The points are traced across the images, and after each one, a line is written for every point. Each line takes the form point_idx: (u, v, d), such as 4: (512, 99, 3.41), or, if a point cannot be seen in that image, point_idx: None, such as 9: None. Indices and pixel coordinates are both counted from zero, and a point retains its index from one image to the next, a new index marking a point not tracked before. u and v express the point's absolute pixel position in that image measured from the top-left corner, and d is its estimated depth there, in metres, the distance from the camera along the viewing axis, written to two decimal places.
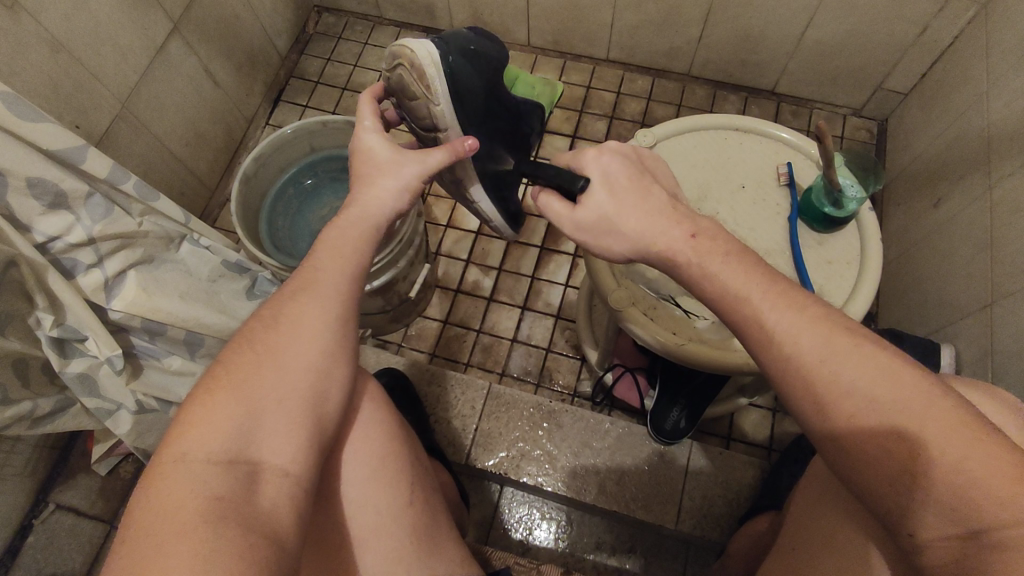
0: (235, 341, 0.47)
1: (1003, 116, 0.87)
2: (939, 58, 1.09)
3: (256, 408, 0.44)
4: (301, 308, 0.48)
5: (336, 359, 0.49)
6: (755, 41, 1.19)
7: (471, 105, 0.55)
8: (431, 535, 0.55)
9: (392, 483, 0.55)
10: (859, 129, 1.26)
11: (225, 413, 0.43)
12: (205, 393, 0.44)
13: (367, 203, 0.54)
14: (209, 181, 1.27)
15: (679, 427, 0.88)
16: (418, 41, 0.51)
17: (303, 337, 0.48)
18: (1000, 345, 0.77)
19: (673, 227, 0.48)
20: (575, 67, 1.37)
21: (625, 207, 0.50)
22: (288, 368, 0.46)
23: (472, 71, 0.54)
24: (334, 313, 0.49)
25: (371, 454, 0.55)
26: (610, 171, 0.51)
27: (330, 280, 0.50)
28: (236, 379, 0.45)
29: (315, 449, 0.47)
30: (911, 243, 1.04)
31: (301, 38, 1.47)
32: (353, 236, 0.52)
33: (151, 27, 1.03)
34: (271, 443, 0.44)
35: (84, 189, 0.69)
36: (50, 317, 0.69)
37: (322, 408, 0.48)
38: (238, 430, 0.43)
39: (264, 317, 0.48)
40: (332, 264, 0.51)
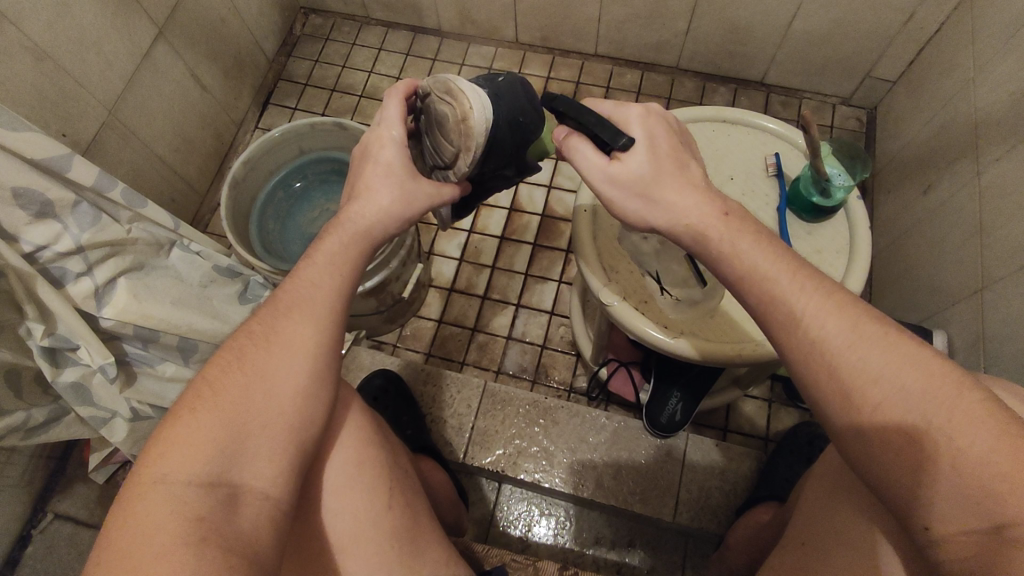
0: (224, 356, 0.47)
1: (991, 101, 0.87)
2: (925, 45, 1.09)
3: (241, 428, 0.44)
4: (295, 328, 0.48)
5: (322, 380, 0.49)
6: (743, 33, 1.19)
7: (490, 162, 0.57)
8: (415, 537, 0.55)
9: (372, 488, 0.55)
10: (849, 118, 1.27)
11: (209, 433, 0.43)
12: (189, 412, 0.43)
13: (356, 214, 0.53)
14: (199, 186, 1.27)
15: (675, 420, 0.86)
16: (478, 104, 0.51)
17: (290, 359, 0.47)
18: (990, 330, 0.77)
19: (703, 203, 0.48)
20: (564, 63, 1.37)
21: (663, 171, 0.49)
22: (276, 389, 0.46)
23: (506, 140, 0.55)
24: (326, 333, 0.50)
25: (348, 460, 0.55)
26: (653, 135, 0.51)
27: (320, 303, 0.50)
28: (222, 399, 0.44)
29: (297, 467, 0.47)
30: (901, 230, 1.04)
31: (289, 39, 1.46)
32: (344, 252, 0.52)
33: (135, 33, 1.03)
34: (254, 465, 0.44)
35: (70, 197, 0.68)
36: (41, 327, 0.69)
37: (308, 429, 0.48)
38: (221, 451, 0.43)
39: (255, 333, 0.48)
40: (321, 284, 0.51)
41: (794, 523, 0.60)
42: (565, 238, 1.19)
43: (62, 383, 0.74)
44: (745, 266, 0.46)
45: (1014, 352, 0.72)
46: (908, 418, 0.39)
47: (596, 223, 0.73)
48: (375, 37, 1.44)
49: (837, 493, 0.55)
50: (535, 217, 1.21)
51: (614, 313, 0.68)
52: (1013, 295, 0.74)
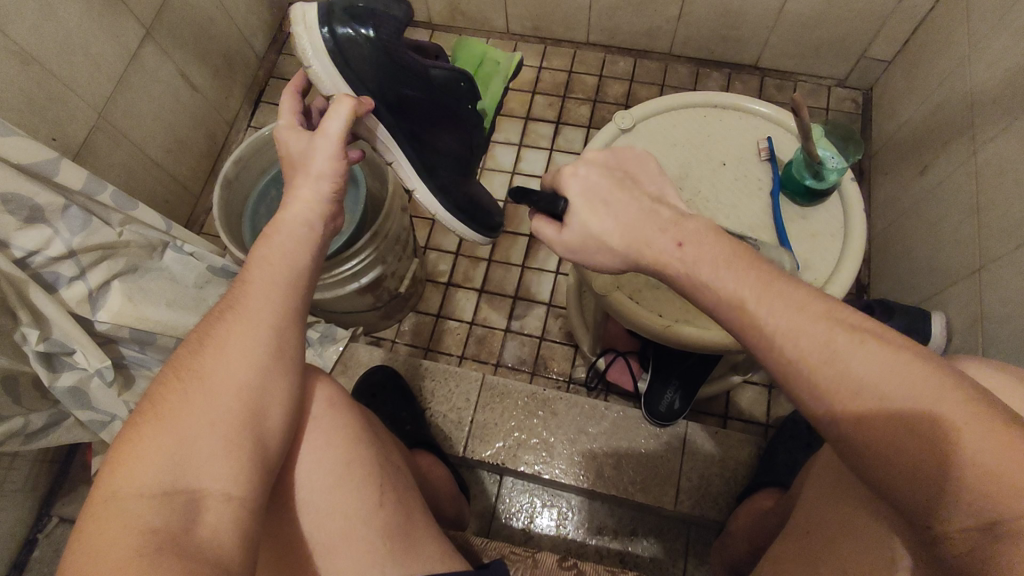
0: (162, 370, 0.47)
1: (987, 79, 0.86)
2: (920, 24, 1.08)
3: (189, 436, 0.44)
4: (229, 328, 0.48)
5: (269, 374, 0.49)
6: (735, 16, 1.17)
7: (365, 74, 0.61)
8: (407, 533, 0.55)
9: (360, 488, 0.55)
10: (844, 100, 1.25)
11: (157, 445, 0.43)
12: (132, 430, 0.43)
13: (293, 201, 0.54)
14: (193, 187, 1.27)
15: (673, 408, 0.87)
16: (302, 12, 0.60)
17: (230, 359, 0.47)
18: (989, 310, 0.77)
19: (662, 236, 0.48)
20: (556, 52, 1.36)
21: (607, 218, 0.50)
22: (217, 389, 0.46)
23: (361, 35, 0.59)
24: (267, 325, 0.49)
25: (331, 460, 0.55)
26: (590, 183, 0.52)
27: (258, 300, 0.49)
28: (163, 409, 0.44)
29: (258, 469, 0.46)
30: (899, 212, 1.03)
31: (278, 37, 1.46)
32: (284, 241, 0.52)
33: (122, 34, 1.02)
34: (208, 471, 0.43)
35: (60, 202, 0.68)
36: (36, 332, 0.69)
37: (262, 426, 0.47)
38: (171, 461, 0.43)
39: (191, 342, 0.48)
40: (255, 278, 0.50)
41: (798, 513, 0.60)
42: None
43: (60, 388, 0.74)
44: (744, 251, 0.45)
45: (1012, 332, 0.71)
46: (902, 413, 0.38)
47: None
48: None
49: (841, 480, 0.55)
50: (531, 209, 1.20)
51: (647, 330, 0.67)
52: (1011, 275, 0.74)
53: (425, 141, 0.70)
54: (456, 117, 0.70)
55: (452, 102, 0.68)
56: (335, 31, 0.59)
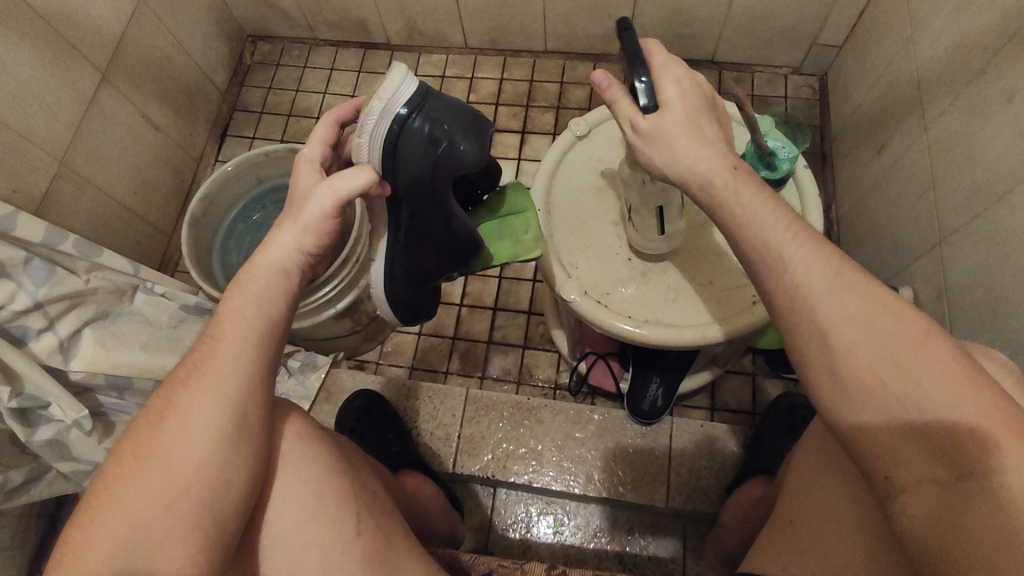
0: (126, 443, 0.46)
1: (930, 58, 0.89)
2: (865, 8, 1.10)
3: (144, 517, 0.44)
4: (191, 397, 0.47)
5: (229, 447, 0.47)
6: (686, 14, 1.19)
7: (399, 165, 0.56)
8: (387, 558, 0.54)
9: (335, 519, 0.54)
10: (801, 87, 1.28)
11: (112, 530, 0.43)
12: (92, 512, 0.44)
13: (264, 256, 0.51)
14: (164, 227, 1.26)
15: (657, 406, 0.87)
16: (400, 74, 0.54)
17: (188, 433, 0.46)
18: (952, 282, 0.78)
19: (716, 155, 0.50)
20: (516, 63, 1.37)
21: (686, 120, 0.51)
22: (176, 466, 0.45)
23: (420, 134, 0.55)
24: (230, 390, 0.47)
25: (303, 498, 0.54)
26: (688, 96, 0.51)
27: (217, 368, 0.47)
28: (122, 491, 0.44)
29: (220, 539, 0.46)
30: (861, 192, 1.05)
31: (239, 70, 1.46)
32: (253, 299, 0.49)
33: (78, 81, 1.02)
34: (164, 553, 0.43)
35: (20, 255, 0.69)
36: (7, 389, 0.68)
37: (226, 496, 0.46)
38: (127, 544, 0.43)
39: (155, 411, 0.47)
40: (220, 340, 0.48)
41: (784, 499, 0.60)
42: None
43: (38, 443, 0.73)
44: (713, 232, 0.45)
45: (977, 302, 0.73)
46: None
47: (553, 223, 0.72)
48: (325, 58, 1.44)
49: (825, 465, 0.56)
50: None
51: (633, 339, 0.67)
52: (970, 246, 0.75)
53: (410, 248, 0.64)
54: (450, 261, 0.64)
55: (458, 252, 0.62)
56: (410, 123, 0.55)
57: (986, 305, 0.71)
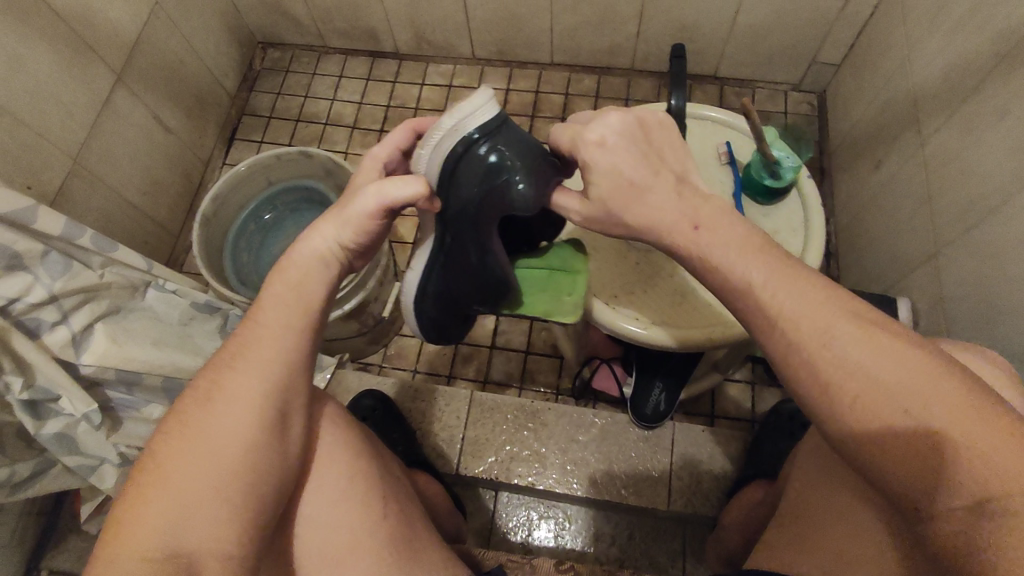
0: (168, 422, 0.48)
1: (925, 77, 0.92)
2: (862, 28, 1.14)
3: (187, 497, 0.45)
4: (237, 380, 0.49)
5: (272, 430, 0.49)
6: (689, 31, 1.23)
7: (454, 185, 0.56)
8: (410, 542, 0.57)
9: (362, 502, 0.56)
10: (800, 103, 1.31)
11: (158, 509, 0.45)
12: (137, 488, 0.46)
13: (307, 246, 0.52)
14: (171, 227, 1.27)
15: (659, 410, 0.89)
16: (479, 97, 0.55)
17: (232, 416, 0.48)
18: (949, 292, 0.80)
19: (677, 219, 0.48)
20: (522, 74, 1.40)
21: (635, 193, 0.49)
22: (220, 448, 0.47)
23: (482, 158, 0.55)
24: (273, 375, 0.49)
25: (335, 477, 0.56)
26: (617, 157, 0.50)
27: (264, 352, 0.50)
28: (166, 471, 0.46)
29: (257, 520, 0.48)
30: (859, 205, 1.08)
31: (249, 75, 1.48)
32: (296, 285, 0.51)
33: (93, 81, 1.04)
34: (206, 531, 0.45)
35: (39, 248, 0.69)
36: (20, 380, 0.69)
37: (265, 477, 0.49)
38: (172, 521, 0.45)
39: (198, 392, 0.49)
40: (265, 326, 0.50)
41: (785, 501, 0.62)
42: None
43: (46, 436, 0.74)
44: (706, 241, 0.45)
45: (973, 311, 0.75)
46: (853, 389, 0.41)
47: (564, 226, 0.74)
48: (334, 65, 1.47)
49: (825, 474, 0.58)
50: None
51: (645, 341, 0.68)
52: (966, 257, 0.77)
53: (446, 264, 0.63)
54: (478, 290, 0.63)
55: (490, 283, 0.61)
56: (476, 148, 0.55)
57: (981, 313, 0.73)
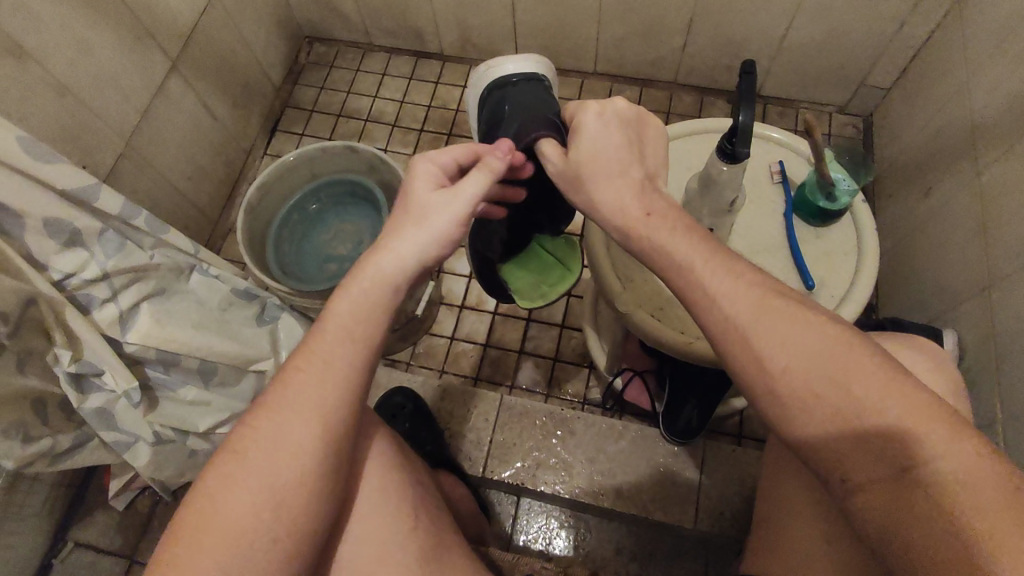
0: (230, 442, 0.48)
1: (984, 106, 0.90)
2: (917, 53, 1.12)
3: (244, 519, 0.46)
4: (296, 406, 0.48)
5: (338, 430, 0.49)
6: (738, 46, 1.22)
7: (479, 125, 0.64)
8: (440, 551, 0.57)
9: (396, 512, 0.57)
10: (845, 126, 1.29)
11: (216, 529, 0.46)
12: (197, 507, 0.46)
13: (378, 270, 0.50)
14: (211, 213, 1.30)
15: (691, 426, 0.86)
16: (524, 61, 0.63)
17: (290, 440, 0.48)
18: (999, 327, 0.78)
19: (632, 204, 0.51)
20: (564, 81, 1.40)
21: (607, 168, 0.52)
22: (276, 472, 0.47)
23: (494, 100, 0.61)
24: (332, 403, 0.49)
25: (373, 487, 0.57)
26: (603, 130, 0.52)
27: (336, 352, 0.49)
28: (225, 493, 0.46)
29: (306, 540, 0.48)
30: (904, 232, 1.06)
31: (295, 68, 1.50)
32: (366, 312, 0.50)
33: (150, 67, 1.06)
34: (257, 556, 0.46)
35: (97, 226, 0.71)
36: (68, 353, 0.71)
37: (318, 500, 0.49)
38: (229, 543, 0.46)
39: (260, 414, 0.49)
40: (329, 352, 0.49)
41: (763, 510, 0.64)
42: None
43: (88, 411, 0.76)
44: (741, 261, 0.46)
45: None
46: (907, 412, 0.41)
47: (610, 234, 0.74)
48: (379, 63, 1.48)
49: None
50: None
51: (689, 357, 0.67)
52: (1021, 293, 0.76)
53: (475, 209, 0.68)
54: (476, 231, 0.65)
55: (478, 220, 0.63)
56: (493, 92, 0.62)
57: None
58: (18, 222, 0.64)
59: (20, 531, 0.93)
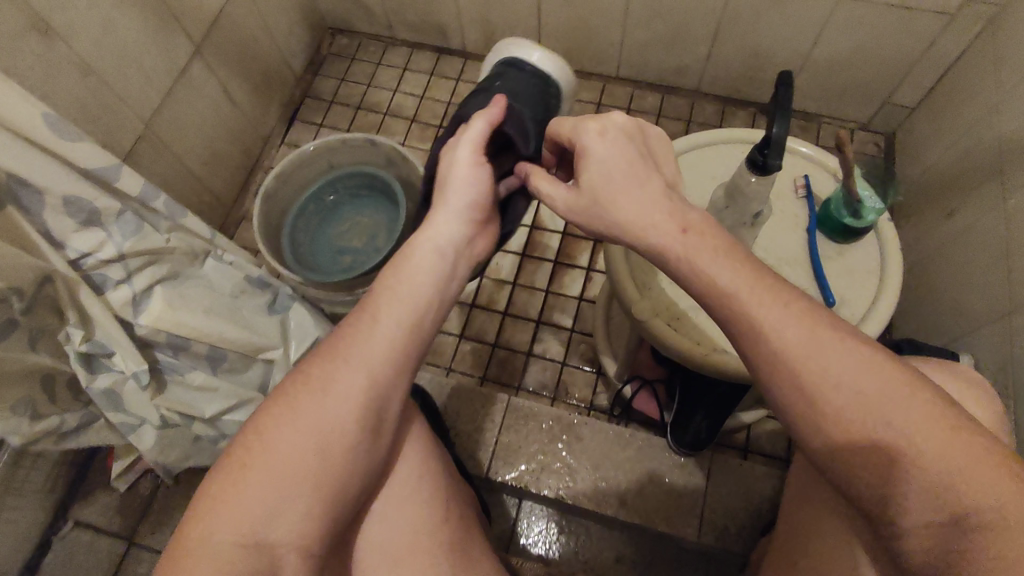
0: (273, 403, 0.48)
1: (1013, 130, 0.89)
2: (944, 73, 1.11)
3: (282, 486, 0.46)
4: (346, 378, 0.49)
5: (370, 430, 0.50)
6: (763, 58, 1.21)
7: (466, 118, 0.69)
8: (466, 551, 0.58)
9: (428, 505, 0.57)
10: (867, 143, 1.28)
11: (250, 494, 0.46)
12: (235, 471, 0.46)
13: (430, 240, 0.53)
14: (226, 199, 1.30)
15: (699, 438, 0.85)
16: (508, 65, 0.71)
17: (334, 411, 0.48)
18: (1017, 354, 0.77)
19: (664, 220, 0.49)
20: (585, 84, 1.39)
21: (625, 191, 0.50)
22: (318, 442, 0.47)
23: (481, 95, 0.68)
24: (380, 380, 0.50)
25: (408, 477, 0.57)
26: (610, 148, 0.52)
27: (378, 349, 0.50)
28: (263, 458, 0.46)
29: (336, 518, 0.49)
30: (923, 253, 1.05)
31: (316, 58, 1.50)
32: (421, 284, 0.52)
33: (173, 50, 1.06)
34: (291, 526, 0.46)
35: (116, 206, 0.70)
36: (80, 332, 0.72)
37: (353, 475, 0.49)
38: (264, 509, 0.46)
39: (308, 378, 0.49)
40: (384, 325, 0.50)
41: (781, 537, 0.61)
42: (585, 256, 1.20)
43: (95, 391, 0.76)
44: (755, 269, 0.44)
45: None
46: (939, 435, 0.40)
47: None
48: (400, 57, 1.48)
49: None
50: (556, 236, 1.22)
51: (705, 367, 0.66)
52: None
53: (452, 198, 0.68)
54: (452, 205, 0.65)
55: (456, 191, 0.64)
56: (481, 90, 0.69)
57: None
58: (38, 200, 0.64)
59: (21, 507, 0.93)
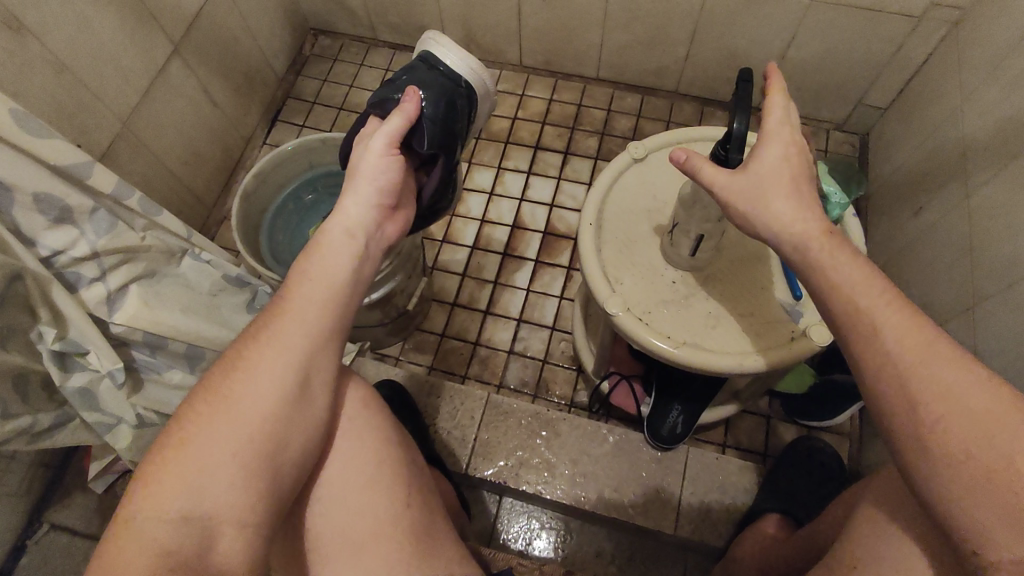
0: (198, 390, 0.51)
1: (977, 129, 0.91)
2: (914, 74, 1.13)
3: (211, 462, 0.48)
4: (262, 355, 0.52)
5: (293, 403, 0.52)
6: (740, 59, 1.23)
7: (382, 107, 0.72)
8: (427, 533, 0.59)
9: (387, 490, 0.58)
10: (842, 143, 1.30)
11: (181, 473, 0.48)
12: (163, 455, 0.48)
13: (342, 224, 0.57)
14: (206, 199, 1.29)
15: (675, 432, 0.86)
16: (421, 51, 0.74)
17: (256, 389, 0.51)
18: (981, 347, 0.79)
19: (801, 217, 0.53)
20: (565, 86, 1.40)
21: (779, 184, 0.54)
22: (243, 418, 0.50)
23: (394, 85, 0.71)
24: (298, 356, 0.53)
25: (364, 461, 0.59)
26: (786, 152, 0.55)
27: (293, 327, 0.53)
28: (189, 439, 0.49)
29: (274, 494, 0.51)
30: (895, 250, 1.07)
31: (298, 59, 1.50)
32: (334, 264, 0.56)
33: (151, 49, 1.06)
34: (223, 499, 0.48)
35: (89, 204, 0.70)
36: (53, 331, 0.71)
37: (285, 449, 0.52)
38: (195, 485, 0.48)
39: (226, 363, 0.52)
40: (299, 304, 0.54)
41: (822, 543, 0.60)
42: (565, 255, 1.22)
43: (70, 389, 0.75)
44: (830, 278, 0.50)
45: (1006, 367, 0.74)
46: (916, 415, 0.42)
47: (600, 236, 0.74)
48: (382, 58, 1.49)
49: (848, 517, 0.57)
50: (536, 235, 1.23)
51: (673, 360, 0.67)
52: (1003, 313, 0.76)
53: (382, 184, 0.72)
54: None
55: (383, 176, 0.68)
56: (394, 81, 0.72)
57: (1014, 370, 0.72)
58: (9, 197, 0.64)
59: None
